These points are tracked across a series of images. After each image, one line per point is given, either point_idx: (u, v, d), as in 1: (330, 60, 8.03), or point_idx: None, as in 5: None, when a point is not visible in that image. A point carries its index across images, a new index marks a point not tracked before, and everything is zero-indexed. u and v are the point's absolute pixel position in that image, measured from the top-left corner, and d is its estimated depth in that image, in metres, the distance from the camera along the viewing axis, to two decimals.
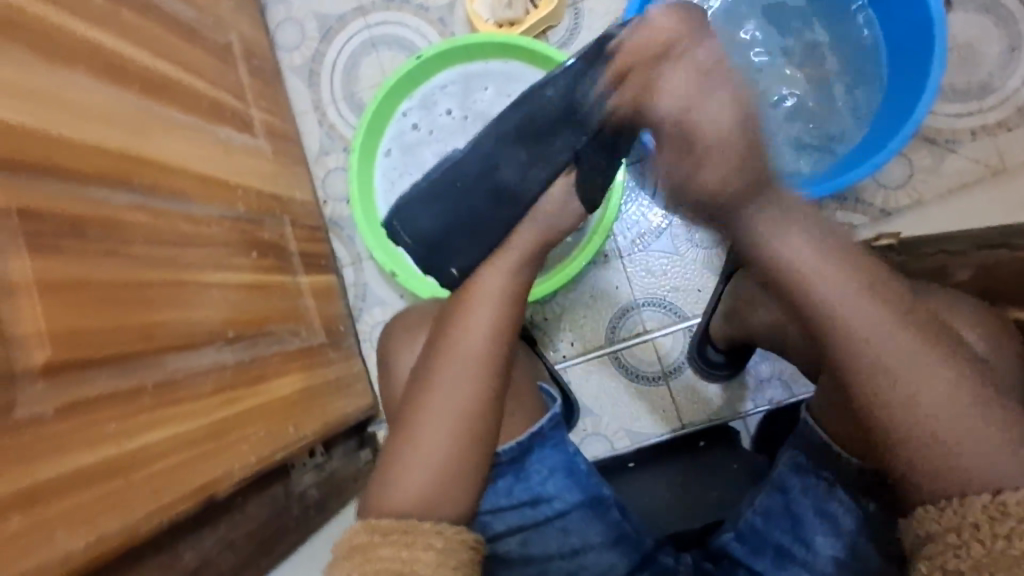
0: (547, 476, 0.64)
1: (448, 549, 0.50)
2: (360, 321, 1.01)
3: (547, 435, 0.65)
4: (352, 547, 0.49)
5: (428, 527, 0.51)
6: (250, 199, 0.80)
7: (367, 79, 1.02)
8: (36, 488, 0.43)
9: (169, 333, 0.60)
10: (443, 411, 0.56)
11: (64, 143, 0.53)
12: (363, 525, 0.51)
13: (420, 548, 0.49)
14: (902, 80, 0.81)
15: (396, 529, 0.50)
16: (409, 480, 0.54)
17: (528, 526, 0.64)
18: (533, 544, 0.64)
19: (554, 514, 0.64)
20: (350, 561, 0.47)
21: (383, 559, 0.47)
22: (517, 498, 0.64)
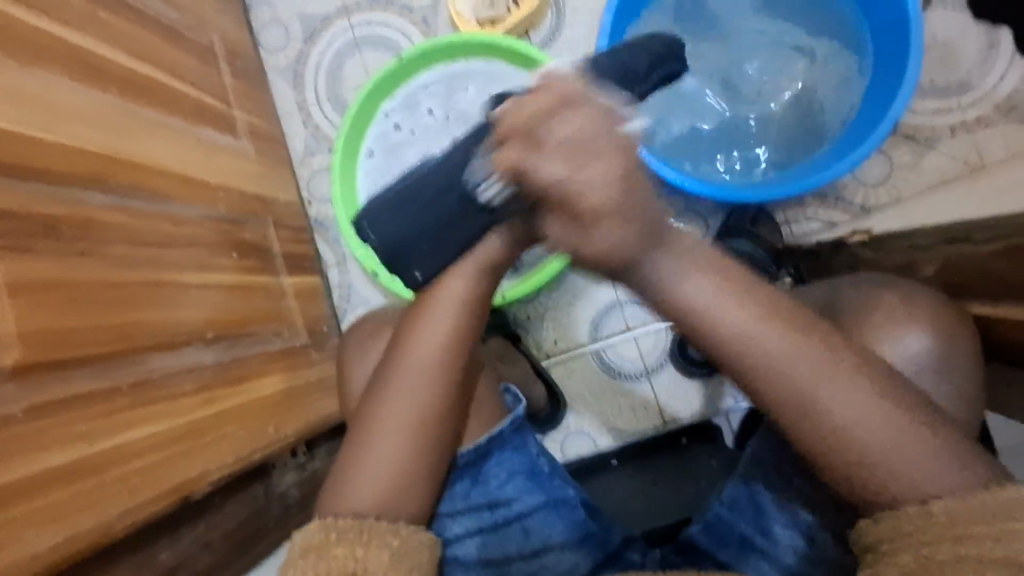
0: (505, 479, 0.63)
1: (403, 550, 0.51)
2: (345, 321, 1.01)
3: (508, 437, 0.63)
4: (306, 546, 0.48)
5: (384, 527, 0.51)
6: (232, 200, 0.80)
7: (352, 79, 1.02)
8: (7, 487, 0.43)
9: (147, 333, 0.60)
10: (403, 418, 0.54)
11: (40, 144, 0.53)
12: (319, 523, 0.50)
13: (374, 548, 0.49)
14: (880, 77, 0.82)
15: (353, 529, 0.50)
16: (369, 479, 0.54)
17: (487, 529, 0.61)
18: (492, 548, 0.61)
19: (515, 516, 0.62)
20: (305, 560, 0.47)
21: (337, 558, 0.47)
22: (475, 503, 0.62)
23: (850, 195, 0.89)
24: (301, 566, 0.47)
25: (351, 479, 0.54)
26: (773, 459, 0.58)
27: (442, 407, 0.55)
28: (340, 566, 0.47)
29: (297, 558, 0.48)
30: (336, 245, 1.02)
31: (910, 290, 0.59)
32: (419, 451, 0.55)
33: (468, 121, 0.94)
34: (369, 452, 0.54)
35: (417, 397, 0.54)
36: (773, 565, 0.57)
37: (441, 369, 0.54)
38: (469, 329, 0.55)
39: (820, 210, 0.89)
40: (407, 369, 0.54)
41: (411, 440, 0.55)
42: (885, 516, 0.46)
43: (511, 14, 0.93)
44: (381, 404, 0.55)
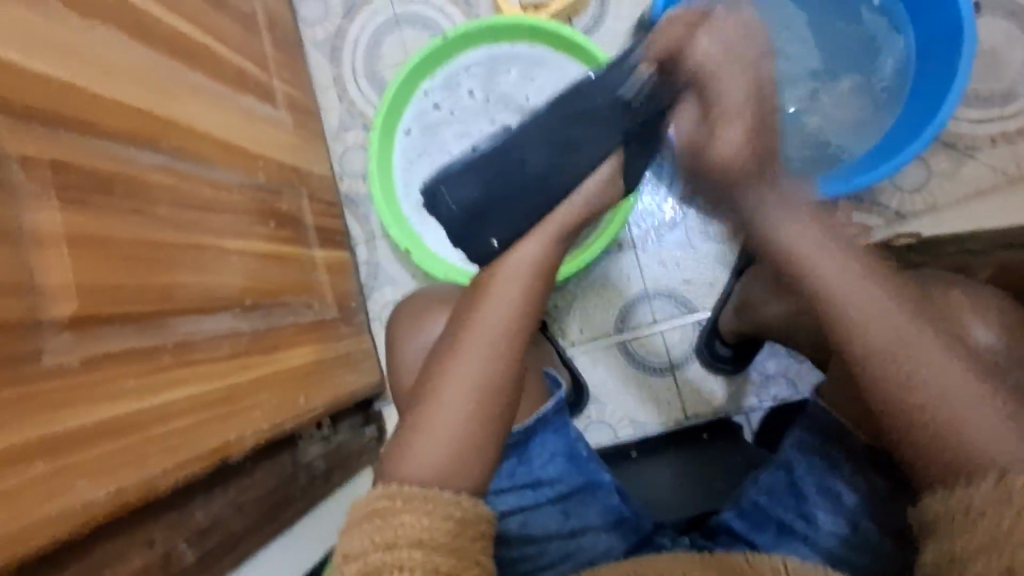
0: (548, 459, 0.65)
1: (467, 519, 0.48)
2: (371, 299, 1.01)
3: (550, 419, 0.66)
4: (371, 511, 0.46)
5: (447, 496, 0.48)
6: (270, 170, 0.80)
7: (390, 57, 1.02)
8: (60, 437, 0.43)
9: (190, 294, 0.60)
10: (465, 387, 0.54)
11: (96, 100, 0.53)
12: (382, 490, 0.48)
13: (438, 516, 0.47)
14: (926, 83, 0.82)
15: (417, 496, 0.48)
16: (430, 445, 0.52)
17: (529, 508, 0.63)
18: (531, 526, 0.62)
19: (556, 497, 0.63)
20: (368, 524, 0.45)
21: (403, 526, 0.45)
22: (519, 482, 0.63)
23: (885, 200, 0.88)
24: (364, 531, 0.45)
25: (410, 446, 0.52)
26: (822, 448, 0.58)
27: (508, 377, 0.55)
28: (405, 535, 0.44)
29: (360, 523, 0.46)
30: (365, 222, 1.02)
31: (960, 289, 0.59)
32: (483, 421, 0.54)
33: (508, 105, 0.94)
34: (433, 421, 0.53)
35: (482, 361, 0.55)
36: (813, 552, 0.56)
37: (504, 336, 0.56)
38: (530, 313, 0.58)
39: (855, 214, 0.88)
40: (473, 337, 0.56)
41: (475, 404, 0.54)
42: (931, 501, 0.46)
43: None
44: (448, 369, 0.55)
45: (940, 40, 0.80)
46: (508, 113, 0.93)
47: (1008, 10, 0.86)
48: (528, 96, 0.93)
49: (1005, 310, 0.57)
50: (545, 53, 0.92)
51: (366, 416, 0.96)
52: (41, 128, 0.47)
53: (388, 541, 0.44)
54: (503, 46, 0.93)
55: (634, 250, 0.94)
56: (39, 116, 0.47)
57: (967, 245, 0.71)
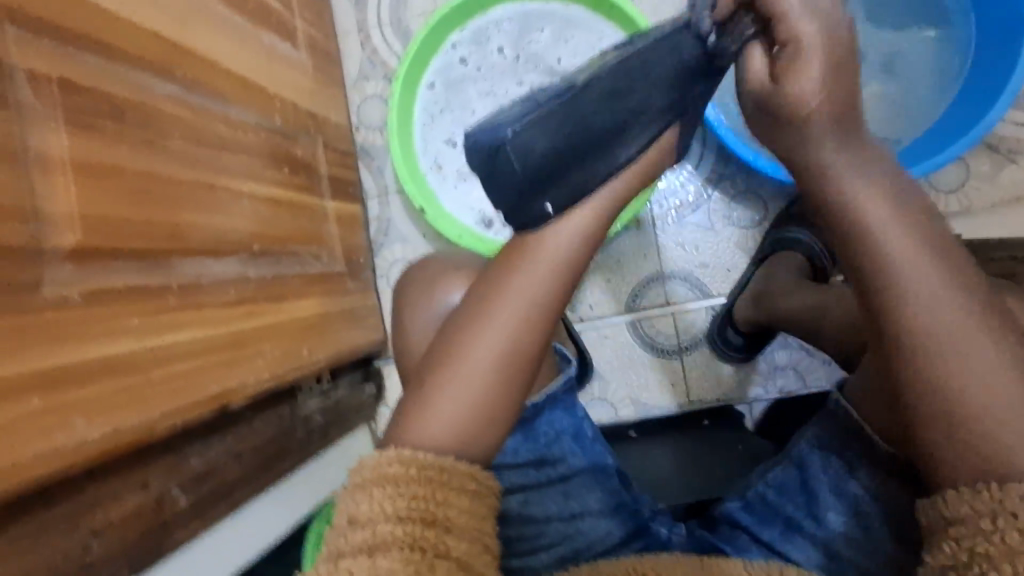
0: (554, 438, 0.64)
1: (479, 495, 0.47)
2: (379, 255, 0.99)
3: (559, 398, 0.65)
4: (382, 476, 0.45)
5: (462, 469, 0.47)
6: (287, 113, 0.77)
7: (417, 5, 0.98)
8: (58, 372, 0.42)
9: (198, 235, 0.57)
10: (481, 360, 0.50)
11: (110, 20, 0.50)
12: (395, 453, 0.46)
13: (454, 491, 0.45)
14: (980, 81, 0.78)
15: (433, 466, 0.46)
16: (442, 415, 0.49)
17: (531, 487, 0.62)
18: (532, 506, 0.62)
19: (559, 477, 0.63)
20: (378, 488, 0.44)
21: (412, 496, 0.44)
22: (523, 458, 0.63)
23: None
24: (375, 496, 0.44)
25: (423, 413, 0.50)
26: (834, 449, 0.56)
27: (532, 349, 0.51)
28: (416, 508, 0.43)
29: (372, 487, 0.44)
30: (379, 176, 0.99)
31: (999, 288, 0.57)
32: (506, 386, 0.51)
33: (537, 65, 0.89)
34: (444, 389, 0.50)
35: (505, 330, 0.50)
36: (822, 553, 0.56)
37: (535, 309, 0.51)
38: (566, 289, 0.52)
39: None
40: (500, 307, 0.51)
41: (495, 371, 0.50)
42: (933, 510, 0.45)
43: None
44: (465, 339, 0.51)
45: (1004, 32, 0.77)
46: (537, 74, 0.89)
47: None
48: (559, 58, 0.89)
49: None
50: (582, 14, 0.88)
51: (366, 373, 0.95)
52: (52, 43, 0.45)
53: (400, 514, 0.43)
54: (538, 3, 0.89)
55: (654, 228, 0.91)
56: (54, 32, 0.45)
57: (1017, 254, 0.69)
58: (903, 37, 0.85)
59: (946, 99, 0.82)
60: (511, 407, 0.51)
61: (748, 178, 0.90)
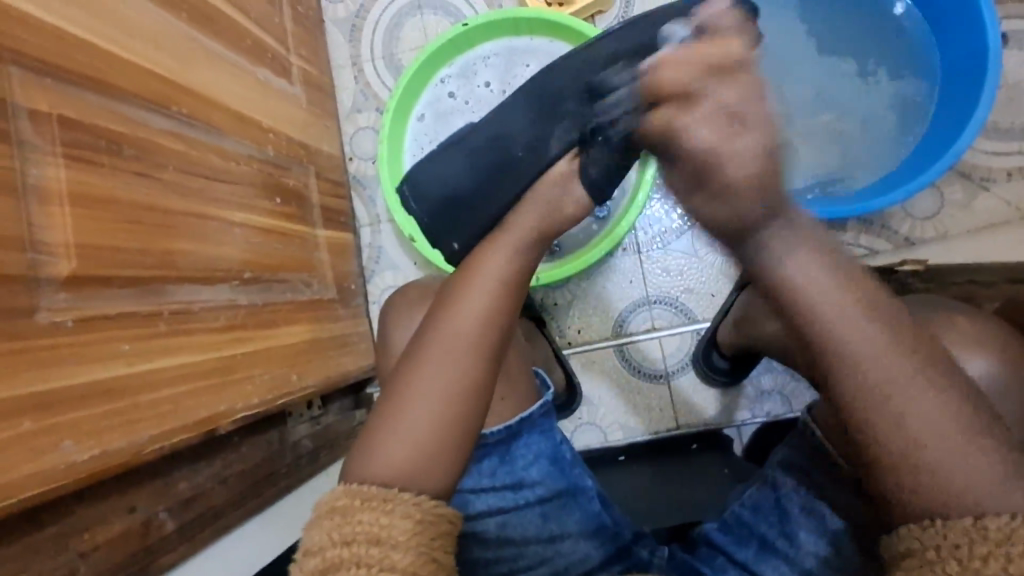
0: (532, 461, 0.65)
1: (426, 522, 0.46)
2: (370, 283, 1.01)
3: (537, 421, 0.66)
4: (332, 509, 0.45)
5: (407, 496, 0.46)
6: (280, 143, 0.79)
7: (409, 41, 1.01)
8: (49, 396, 0.43)
9: (190, 263, 0.59)
10: (434, 385, 0.50)
11: (110, 58, 0.52)
12: (343, 489, 0.47)
13: (398, 514, 0.45)
14: (948, 114, 0.81)
15: (377, 496, 0.46)
16: (396, 442, 0.49)
17: (508, 509, 0.63)
18: (510, 528, 0.62)
19: (535, 500, 0.63)
20: (328, 522, 0.44)
21: (359, 523, 0.43)
22: (499, 481, 0.63)
23: (895, 225, 0.88)
24: (325, 528, 0.44)
25: (378, 443, 0.49)
26: (801, 465, 0.58)
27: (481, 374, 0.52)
28: (362, 532, 0.43)
29: (322, 521, 0.44)
30: (371, 206, 1.02)
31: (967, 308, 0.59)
32: (461, 414, 0.51)
33: None
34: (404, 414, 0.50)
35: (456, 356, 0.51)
36: (792, 568, 0.56)
37: (474, 338, 0.52)
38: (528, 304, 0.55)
39: (863, 237, 0.89)
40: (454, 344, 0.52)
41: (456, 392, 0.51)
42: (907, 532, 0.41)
43: None
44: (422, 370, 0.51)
45: (967, 68, 0.80)
46: None
47: None
48: None
49: (1012, 338, 0.58)
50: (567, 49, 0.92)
51: (356, 399, 0.96)
52: (52, 82, 0.47)
53: (347, 538, 0.43)
54: (523, 38, 0.92)
55: (638, 254, 0.93)
56: (56, 72, 0.47)
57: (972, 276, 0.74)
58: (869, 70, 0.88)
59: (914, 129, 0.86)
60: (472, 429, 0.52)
61: None
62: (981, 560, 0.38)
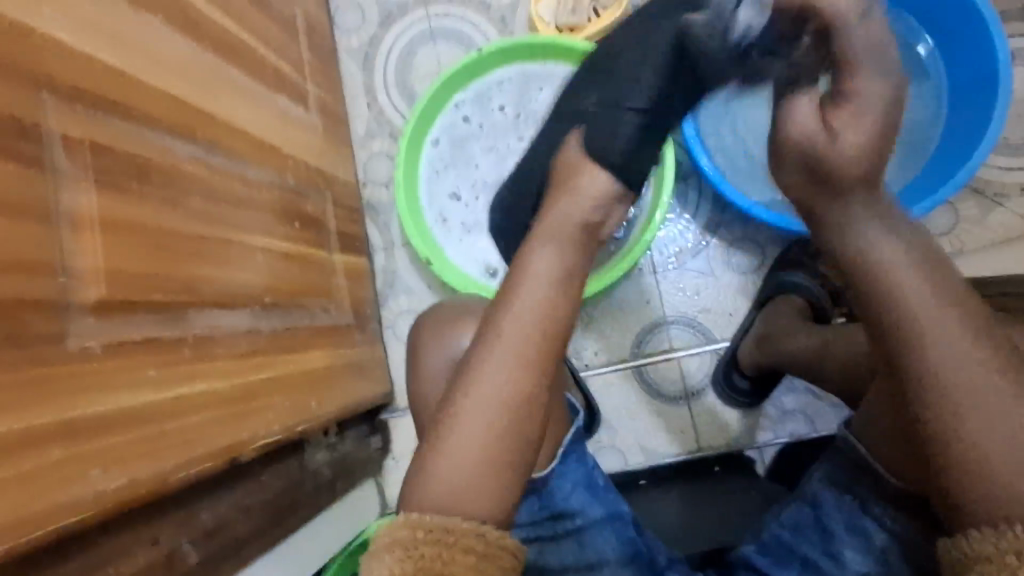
0: (569, 491, 0.63)
1: (489, 555, 0.45)
2: (385, 307, 1.00)
3: (570, 449, 0.65)
4: (393, 540, 0.44)
5: (469, 528, 0.46)
6: (299, 170, 0.80)
7: (422, 69, 1.02)
8: (79, 423, 0.42)
9: (213, 288, 0.59)
10: (489, 411, 0.50)
11: (139, 87, 0.53)
12: (403, 518, 0.46)
13: (460, 550, 0.44)
14: (963, 128, 0.82)
15: (439, 527, 0.45)
16: (450, 473, 0.49)
17: (546, 539, 0.62)
18: (546, 556, 0.61)
19: (575, 530, 0.62)
20: (391, 554, 0.43)
21: (424, 559, 0.43)
22: (539, 514, 0.62)
23: None
24: (387, 560, 0.43)
25: (433, 475, 0.49)
26: (846, 483, 0.55)
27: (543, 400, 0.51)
28: (425, 568, 0.43)
29: (383, 553, 0.44)
30: (385, 230, 1.02)
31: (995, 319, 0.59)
32: (518, 444, 0.51)
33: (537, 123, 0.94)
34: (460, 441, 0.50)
35: (506, 372, 0.51)
36: None
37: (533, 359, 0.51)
38: (558, 320, 0.54)
39: None
40: (493, 358, 0.52)
41: (507, 410, 0.50)
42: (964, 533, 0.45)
43: (591, 22, 0.94)
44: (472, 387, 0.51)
45: (978, 86, 0.81)
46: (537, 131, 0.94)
47: None
48: None
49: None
50: None
51: (372, 426, 0.95)
52: (85, 110, 0.47)
53: (409, 575, 0.42)
54: (537, 64, 0.93)
55: (655, 275, 0.93)
56: (87, 100, 0.47)
57: (1005, 289, 0.73)
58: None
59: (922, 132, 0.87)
60: (525, 449, 0.51)
61: (745, 225, 0.92)
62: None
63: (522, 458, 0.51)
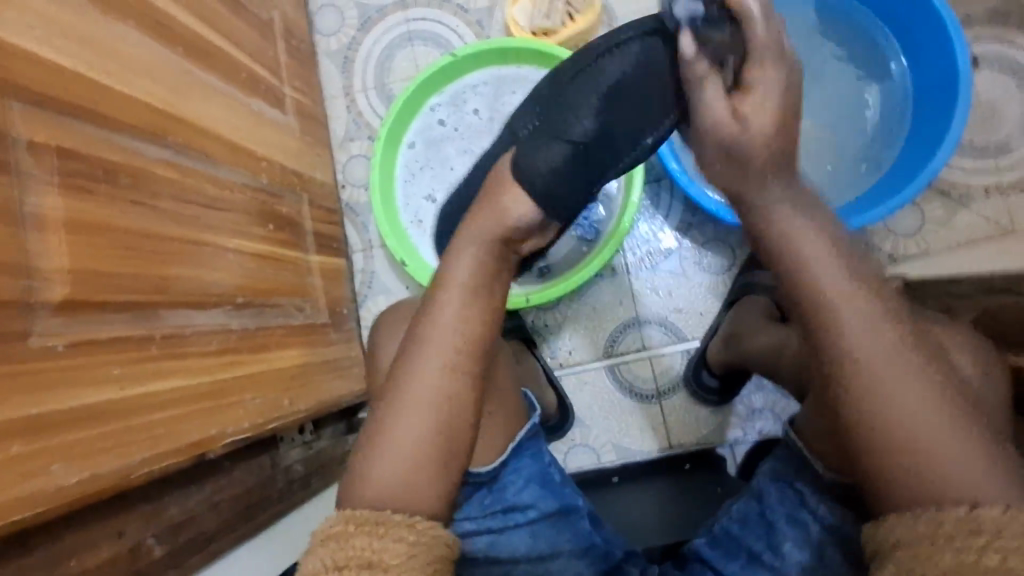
0: (522, 487, 0.64)
1: (420, 544, 0.46)
2: (362, 307, 1.02)
3: (525, 445, 0.66)
4: (326, 535, 0.46)
5: (399, 519, 0.47)
6: (273, 172, 0.81)
7: (400, 71, 1.04)
8: (39, 419, 0.43)
9: (182, 287, 0.60)
10: (419, 401, 0.53)
11: (108, 91, 0.54)
12: (339, 515, 0.47)
13: (389, 538, 0.45)
14: (926, 129, 0.84)
15: (370, 520, 0.47)
16: (382, 464, 0.51)
17: (497, 530, 0.62)
18: (499, 548, 0.61)
19: (526, 522, 0.63)
20: (324, 549, 0.44)
21: (354, 548, 0.44)
22: (491, 508, 0.62)
23: (879, 243, 0.90)
24: (319, 554, 0.44)
25: (367, 469, 0.51)
26: (789, 477, 0.57)
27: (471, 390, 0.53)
28: (356, 556, 0.43)
29: (318, 546, 0.45)
30: (363, 231, 1.03)
31: (944, 320, 0.60)
32: (449, 433, 0.53)
33: None
34: (393, 433, 0.52)
35: (433, 365, 0.54)
36: None
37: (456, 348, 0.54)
38: None
39: None
40: (418, 351, 0.54)
41: (437, 401, 0.53)
42: (899, 520, 0.43)
43: (565, 26, 0.95)
44: (407, 386, 0.53)
45: (940, 89, 0.82)
46: None
47: (1007, 66, 0.89)
48: None
49: (987, 345, 0.59)
50: None
51: (349, 424, 0.96)
52: (51, 113, 0.48)
53: (340, 563, 0.43)
54: (511, 67, 0.95)
55: (627, 275, 0.95)
56: (53, 104, 0.48)
57: (949, 289, 0.79)
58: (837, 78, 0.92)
59: (883, 137, 0.90)
60: (459, 439, 0.53)
61: (715, 226, 0.94)
62: (976, 548, 0.39)
63: (457, 447, 0.53)
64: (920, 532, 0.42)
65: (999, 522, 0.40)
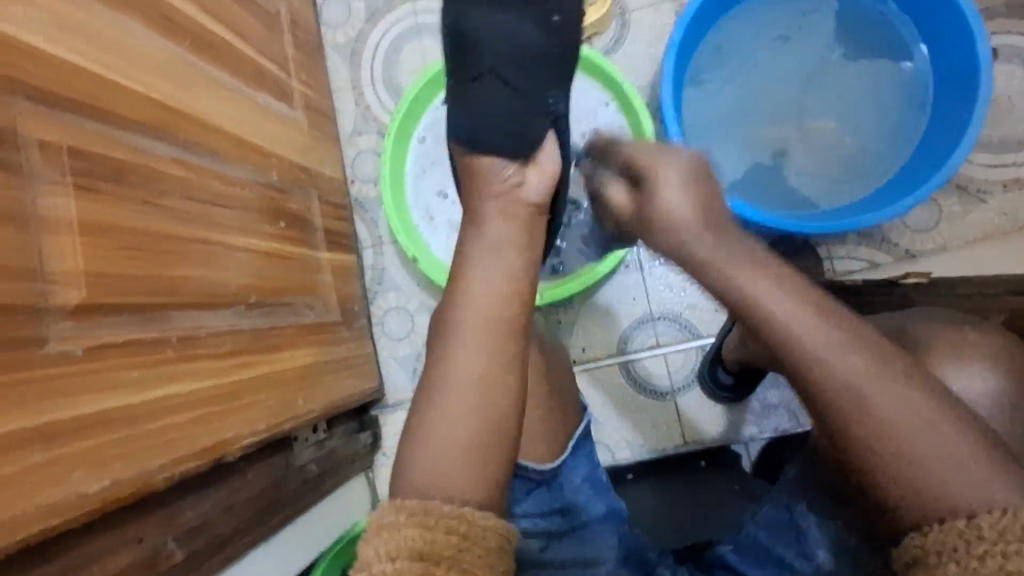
0: (576, 486, 0.65)
1: (472, 534, 0.46)
2: (372, 304, 1.01)
3: (579, 446, 0.68)
4: (379, 525, 0.46)
5: (451, 510, 0.46)
6: (283, 168, 0.80)
7: (408, 65, 1.02)
8: (57, 425, 0.43)
9: (194, 288, 0.59)
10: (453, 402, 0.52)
11: (116, 88, 0.53)
12: (391, 503, 0.48)
13: (440, 530, 0.45)
14: (947, 121, 0.82)
15: (421, 509, 0.46)
16: (418, 462, 0.51)
17: (554, 532, 0.63)
18: (551, 549, 0.62)
19: (580, 524, 0.63)
20: (377, 538, 0.45)
21: (405, 539, 0.44)
22: (546, 507, 0.63)
23: (894, 238, 0.89)
24: (368, 546, 0.44)
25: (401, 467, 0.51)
26: (814, 479, 0.57)
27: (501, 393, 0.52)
28: (408, 546, 0.44)
29: (370, 537, 0.45)
30: (373, 227, 1.02)
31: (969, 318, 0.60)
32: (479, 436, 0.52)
33: None
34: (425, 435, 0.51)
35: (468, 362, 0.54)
36: None
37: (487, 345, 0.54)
38: None
39: (863, 249, 0.89)
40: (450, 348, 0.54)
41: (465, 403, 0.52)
42: (911, 539, 0.43)
43: None
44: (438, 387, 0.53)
45: (962, 80, 0.81)
46: None
47: None
48: None
49: None
50: None
51: (361, 422, 0.95)
52: (60, 112, 0.47)
53: (391, 554, 0.43)
54: None
55: (640, 271, 0.94)
56: (60, 101, 0.47)
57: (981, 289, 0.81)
58: (852, 78, 0.90)
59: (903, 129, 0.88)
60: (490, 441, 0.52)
61: None
62: (978, 557, 0.39)
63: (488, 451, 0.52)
64: (927, 548, 0.42)
65: (996, 527, 0.40)
